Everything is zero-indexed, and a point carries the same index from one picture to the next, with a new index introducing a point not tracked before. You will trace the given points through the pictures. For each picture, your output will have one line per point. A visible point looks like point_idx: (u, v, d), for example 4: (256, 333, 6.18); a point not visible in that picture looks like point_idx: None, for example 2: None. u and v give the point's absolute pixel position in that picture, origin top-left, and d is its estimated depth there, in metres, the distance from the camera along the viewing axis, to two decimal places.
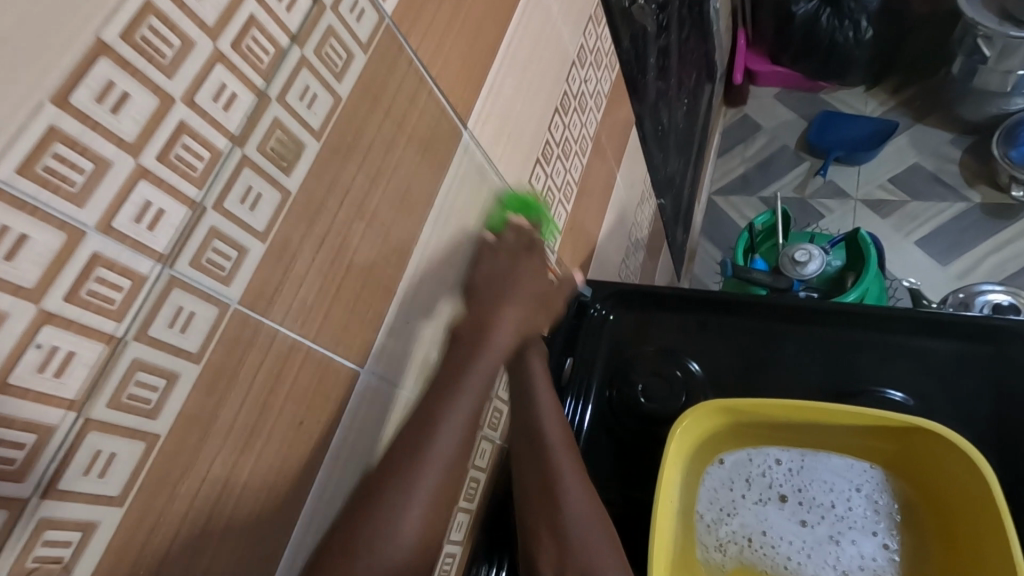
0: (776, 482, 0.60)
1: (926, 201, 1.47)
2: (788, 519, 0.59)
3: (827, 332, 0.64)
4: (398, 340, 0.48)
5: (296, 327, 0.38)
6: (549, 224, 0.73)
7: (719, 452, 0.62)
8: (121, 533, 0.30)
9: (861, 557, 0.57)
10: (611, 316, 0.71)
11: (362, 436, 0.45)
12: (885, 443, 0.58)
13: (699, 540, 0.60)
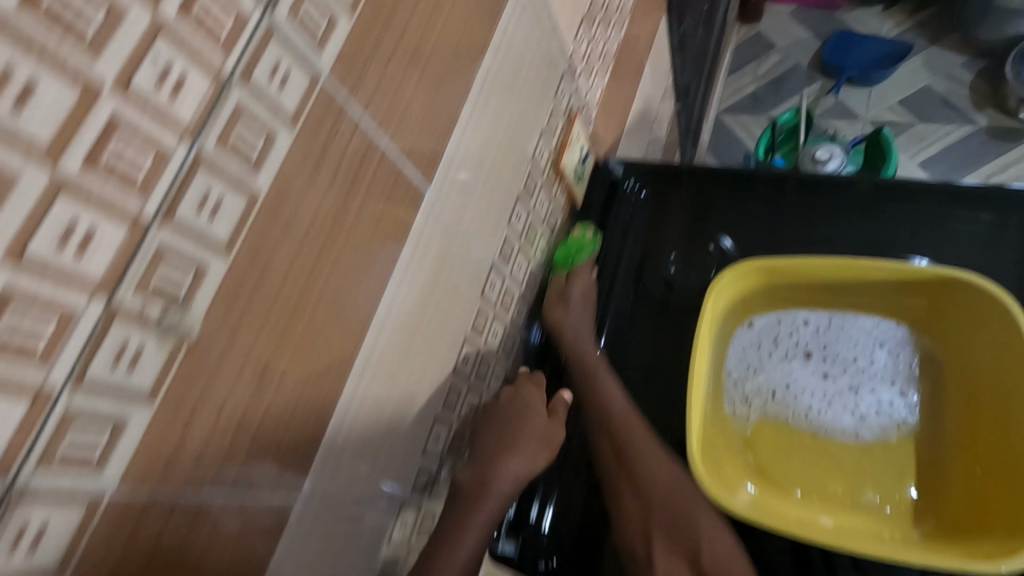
0: (801, 343, 0.63)
1: (946, 122, 1.20)
2: (810, 373, 0.63)
3: (866, 172, 0.60)
4: (429, 252, 0.44)
5: (327, 230, 0.34)
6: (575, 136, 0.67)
7: (750, 301, 0.64)
8: (152, 434, 0.27)
9: (880, 404, 0.61)
10: (644, 192, 0.66)
11: (391, 343, 0.41)
12: (913, 299, 0.59)
13: (727, 385, 0.63)
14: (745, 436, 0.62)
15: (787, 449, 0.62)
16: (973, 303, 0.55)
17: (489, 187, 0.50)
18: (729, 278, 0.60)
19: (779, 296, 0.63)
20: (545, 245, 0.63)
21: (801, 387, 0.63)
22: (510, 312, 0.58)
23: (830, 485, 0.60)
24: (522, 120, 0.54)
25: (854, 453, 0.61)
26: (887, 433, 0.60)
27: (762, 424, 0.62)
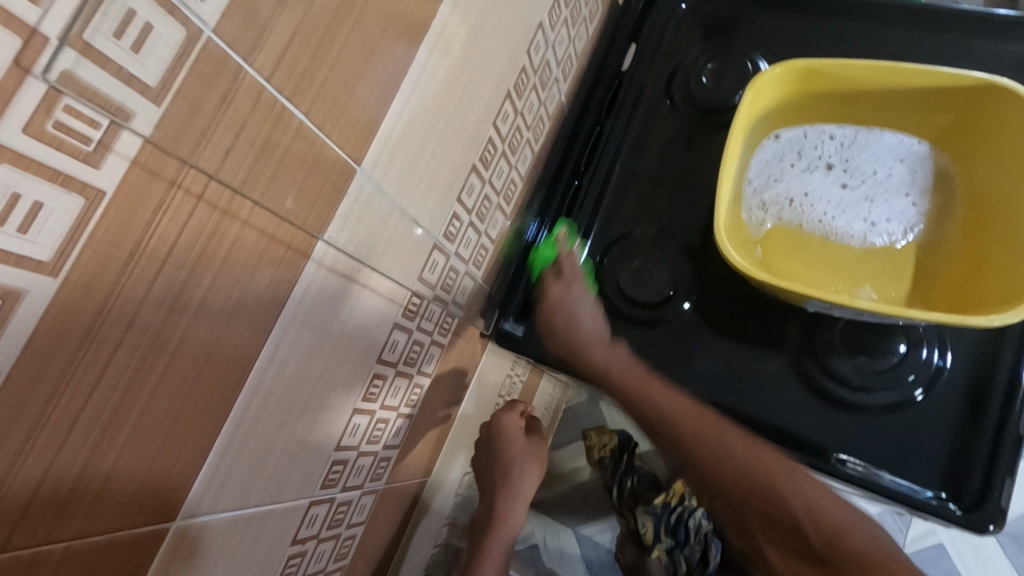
0: (826, 155, 0.63)
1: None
2: (830, 184, 0.63)
3: (896, 30, 0.67)
4: (393, 147, 0.40)
5: (285, 90, 0.30)
6: (568, 46, 0.63)
7: (788, 119, 0.65)
8: (54, 310, 0.23)
9: (892, 213, 0.61)
10: (684, 4, 0.73)
11: (362, 231, 0.40)
12: (939, 116, 0.60)
13: (748, 199, 0.64)
14: (759, 241, 0.63)
15: (796, 255, 0.62)
16: (993, 106, 0.56)
17: (474, 81, 0.48)
18: (779, 74, 0.61)
19: (816, 109, 0.63)
20: (527, 145, 0.62)
21: (820, 195, 0.63)
22: (502, 190, 0.60)
23: (835, 279, 0.61)
24: (511, 7, 0.50)
25: (861, 248, 0.61)
26: (894, 240, 0.60)
27: (777, 231, 0.63)
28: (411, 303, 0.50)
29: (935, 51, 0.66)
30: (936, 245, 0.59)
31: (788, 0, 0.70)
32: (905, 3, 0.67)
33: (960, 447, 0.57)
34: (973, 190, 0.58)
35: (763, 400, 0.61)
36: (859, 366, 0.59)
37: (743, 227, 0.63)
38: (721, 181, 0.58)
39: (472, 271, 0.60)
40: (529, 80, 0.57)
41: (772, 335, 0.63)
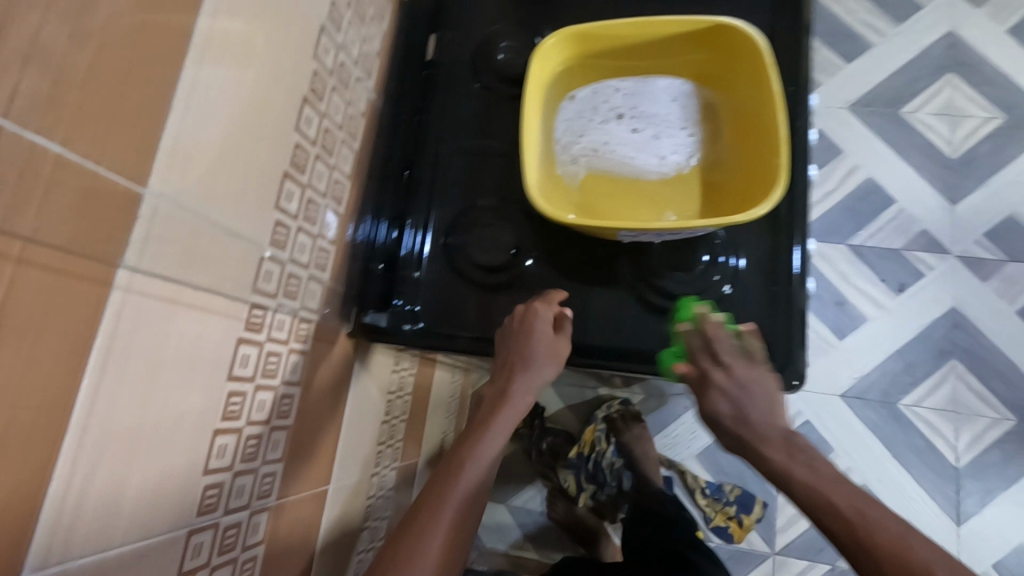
0: (614, 106, 0.72)
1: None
2: (622, 130, 0.71)
3: None
4: (183, 165, 0.42)
5: (31, 124, 0.31)
6: (362, 44, 0.66)
7: (577, 81, 0.73)
8: None
9: (676, 144, 0.70)
10: None
11: (172, 253, 0.41)
12: (693, 56, 0.70)
13: (558, 155, 0.71)
14: (575, 191, 0.70)
15: (609, 197, 0.70)
16: (726, 42, 0.67)
17: (261, 90, 0.49)
18: (556, 41, 0.68)
19: (597, 68, 0.72)
20: (343, 145, 0.65)
21: (618, 140, 0.71)
22: (326, 191, 0.62)
23: (641, 209, 0.70)
24: (283, 15, 0.52)
25: (659, 179, 0.70)
26: (682, 167, 0.70)
27: (589, 179, 0.71)
28: (253, 315, 0.51)
29: (684, 3, 0.76)
30: (715, 166, 0.69)
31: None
32: None
33: (764, 325, 0.68)
34: (731, 113, 0.69)
35: (608, 328, 0.69)
36: (678, 279, 0.69)
37: (557, 180, 0.70)
38: (526, 142, 0.65)
39: (316, 273, 0.62)
40: (326, 82, 0.59)
41: (606, 279, 0.70)
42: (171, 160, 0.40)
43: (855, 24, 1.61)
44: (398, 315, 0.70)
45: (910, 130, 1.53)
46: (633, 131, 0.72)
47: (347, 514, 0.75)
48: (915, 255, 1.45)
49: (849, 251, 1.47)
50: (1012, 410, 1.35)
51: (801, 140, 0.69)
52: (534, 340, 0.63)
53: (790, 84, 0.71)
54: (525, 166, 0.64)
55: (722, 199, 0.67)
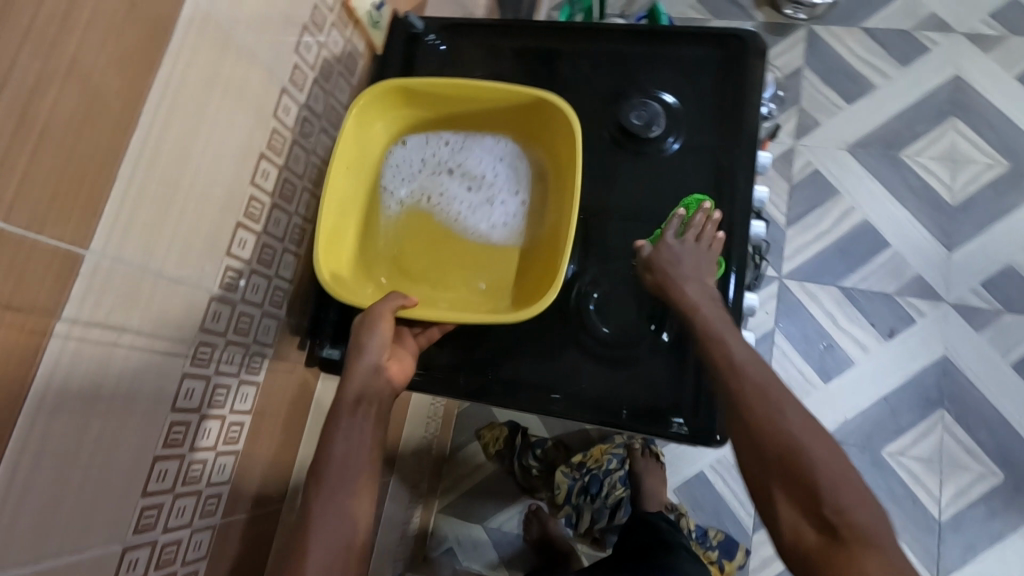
0: (483, 169, 0.77)
1: (723, 19, 1.72)
2: (461, 189, 0.76)
3: (611, 48, 0.81)
4: (128, 227, 0.47)
5: None
6: (330, 99, 0.71)
7: (412, 129, 0.78)
8: None
9: (506, 211, 0.75)
10: (442, 46, 0.84)
11: (114, 304, 0.47)
12: (519, 127, 0.76)
13: (381, 203, 0.76)
14: (398, 245, 0.75)
15: (437, 255, 0.74)
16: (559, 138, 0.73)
17: (214, 153, 0.55)
18: (373, 99, 0.73)
19: (474, 126, 0.78)
20: (305, 192, 0.70)
21: (448, 197, 0.76)
22: (284, 236, 0.67)
23: (487, 264, 0.74)
24: (237, 82, 0.56)
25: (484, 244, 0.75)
26: (511, 235, 0.75)
27: (408, 235, 0.76)
28: (198, 353, 0.57)
29: (643, 64, 0.80)
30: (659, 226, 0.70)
31: (521, 33, 0.83)
32: (615, 25, 0.81)
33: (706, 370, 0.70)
34: (561, 180, 0.73)
35: (549, 371, 0.72)
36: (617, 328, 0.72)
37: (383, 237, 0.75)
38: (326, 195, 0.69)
39: (270, 310, 0.67)
40: (285, 137, 0.65)
41: (556, 323, 0.74)
42: (115, 225, 0.46)
43: (857, 66, 1.62)
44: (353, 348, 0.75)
45: (909, 173, 1.52)
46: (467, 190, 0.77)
47: None
48: (907, 300, 1.44)
49: (839, 292, 1.47)
50: (1000, 464, 1.32)
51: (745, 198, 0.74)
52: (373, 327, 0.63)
53: (737, 144, 0.75)
54: (322, 219, 0.67)
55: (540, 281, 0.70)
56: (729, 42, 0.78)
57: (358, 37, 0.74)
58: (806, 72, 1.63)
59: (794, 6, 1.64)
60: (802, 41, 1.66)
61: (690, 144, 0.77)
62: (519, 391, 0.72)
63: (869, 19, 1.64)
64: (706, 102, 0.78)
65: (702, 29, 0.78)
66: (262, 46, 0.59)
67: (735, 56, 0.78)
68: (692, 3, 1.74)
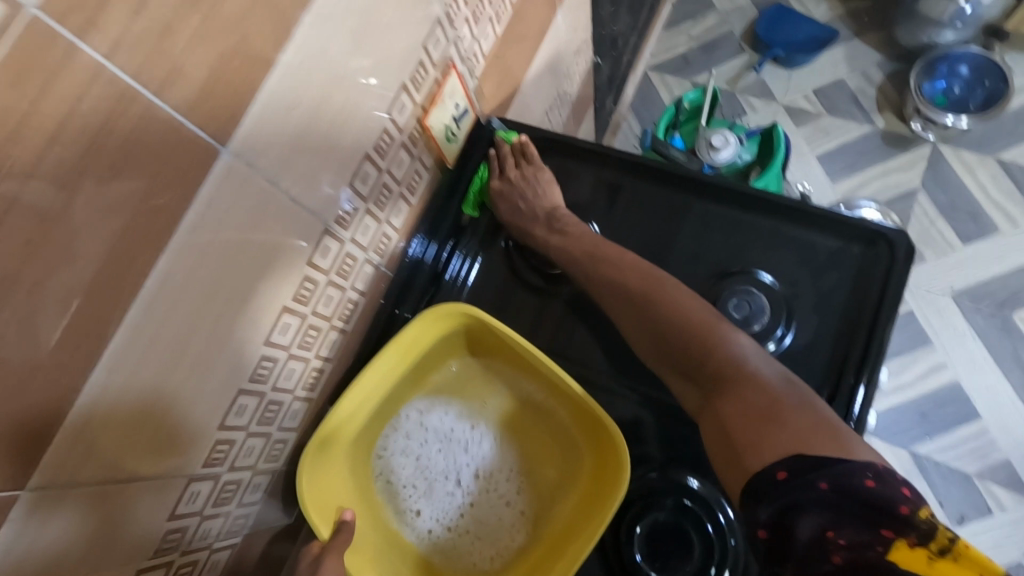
0: (458, 473, 0.66)
1: (838, 117, 1.54)
2: (450, 469, 0.67)
3: (719, 211, 0.69)
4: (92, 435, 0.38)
5: None
6: (384, 224, 0.61)
7: (451, 349, 0.69)
8: None
9: (438, 514, 0.65)
10: (522, 162, 0.74)
11: (56, 527, 0.38)
12: (555, 395, 0.66)
13: (405, 411, 0.68)
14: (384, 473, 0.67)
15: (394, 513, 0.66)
16: (600, 439, 0.63)
17: (226, 323, 0.46)
18: (449, 315, 0.64)
19: (503, 381, 0.69)
20: (331, 330, 0.59)
21: (410, 475, 0.67)
22: (295, 385, 0.56)
23: (421, 546, 0.65)
24: (271, 238, 0.47)
25: (407, 534, 0.65)
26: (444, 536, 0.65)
27: (384, 494, 0.66)
28: (163, 541, 0.48)
29: (755, 238, 0.68)
30: (703, 508, 0.60)
31: (623, 167, 0.72)
32: (728, 183, 0.69)
33: None
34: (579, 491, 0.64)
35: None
36: (660, 568, 0.59)
37: (370, 442, 0.67)
38: (359, 377, 0.62)
39: (264, 468, 0.57)
40: (318, 280, 0.54)
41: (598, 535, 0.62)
42: (73, 440, 0.37)
43: (985, 202, 1.42)
44: None
45: (1019, 341, 1.33)
46: (421, 472, 0.67)
47: None
48: (988, 487, 1.26)
49: (912, 459, 1.29)
50: None
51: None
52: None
53: (851, 372, 0.61)
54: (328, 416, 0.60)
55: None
56: (874, 241, 0.65)
57: (429, 149, 0.64)
58: (922, 196, 1.45)
59: (923, 121, 1.45)
60: (924, 159, 1.47)
61: (795, 350, 0.63)
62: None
63: (1008, 151, 1.44)
64: (822, 301, 0.64)
65: (835, 212, 0.66)
66: (308, 192, 0.49)
67: (872, 255, 0.64)
68: (806, 92, 1.57)
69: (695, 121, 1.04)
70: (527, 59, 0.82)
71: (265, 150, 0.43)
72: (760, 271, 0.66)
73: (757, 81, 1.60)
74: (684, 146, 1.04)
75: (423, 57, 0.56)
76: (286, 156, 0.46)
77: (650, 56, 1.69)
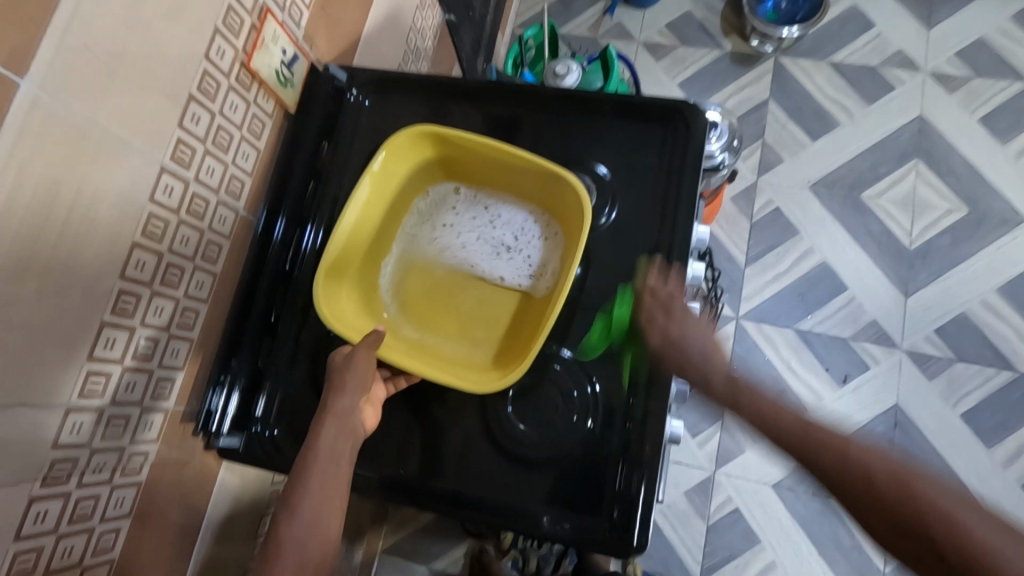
0: (491, 235, 0.74)
1: (692, 46, 1.67)
2: (481, 236, 0.74)
3: (548, 115, 0.78)
4: None
5: None
6: (230, 167, 0.66)
7: (432, 178, 0.76)
8: None
9: (496, 264, 0.73)
10: (366, 102, 0.79)
11: None
12: (525, 177, 0.71)
13: (412, 232, 0.76)
14: (416, 279, 0.75)
15: (448, 303, 0.73)
16: (568, 201, 0.69)
17: (71, 254, 0.50)
18: (406, 147, 0.71)
19: (498, 188, 0.75)
20: (196, 271, 0.64)
21: (447, 256, 0.74)
22: (169, 322, 0.61)
23: (491, 306, 0.73)
24: (98, 176, 0.51)
25: (480, 293, 0.73)
26: (505, 286, 0.73)
27: (433, 291, 0.74)
28: (52, 470, 0.52)
29: (580, 134, 0.77)
30: (569, 363, 0.70)
31: (463, 95, 0.79)
32: (549, 89, 0.77)
33: (625, 459, 0.67)
34: (566, 251, 0.70)
35: (439, 458, 0.69)
36: (534, 424, 0.69)
37: (378, 281, 0.74)
38: (351, 205, 0.68)
39: (153, 404, 0.62)
40: (168, 219, 0.59)
41: (483, 410, 0.71)
42: None
43: (825, 102, 1.59)
44: (247, 419, 0.70)
45: (870, 217, 1.50)
46: (460, 246, 0.74)
47: None
48: (862, 346, 1.43)
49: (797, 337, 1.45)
50: None
51: (673, 292, 0.69)
52: (361, 373, 0.63)
53: (667, 229, 0.72)
54: (329, 247, 0.67)
55: (514, 354, 0.68)
56: (676, 115, 0.74)
57: (261, 95, 0.69)
58: (773, 105, 1.60)
59: (760, 38, 1.61)
60: (769, 73, 1.62)
61: (623, 220, 0.74)
62: (392, 476, 0.69)
63: (837, 54, 1.61)
64: (639, 176, 0.74)
65: (641, 96, 0.75)
66: (133, 133, 0.54)
67: (675, 128, 0.74)
68: (661, 28, 1.70)
69: (542, 56, 1.13)
70: (361, 11, 0.88)
71: (69, 92, 0.48)
72: (593, 163, 0.76)
73: (616, 24, 1.71)
74: (537, 80, 1.12)
75: (231, 5, 0.61)
76: (95, 92, 0.50)
77: (516, 16, 1.77)
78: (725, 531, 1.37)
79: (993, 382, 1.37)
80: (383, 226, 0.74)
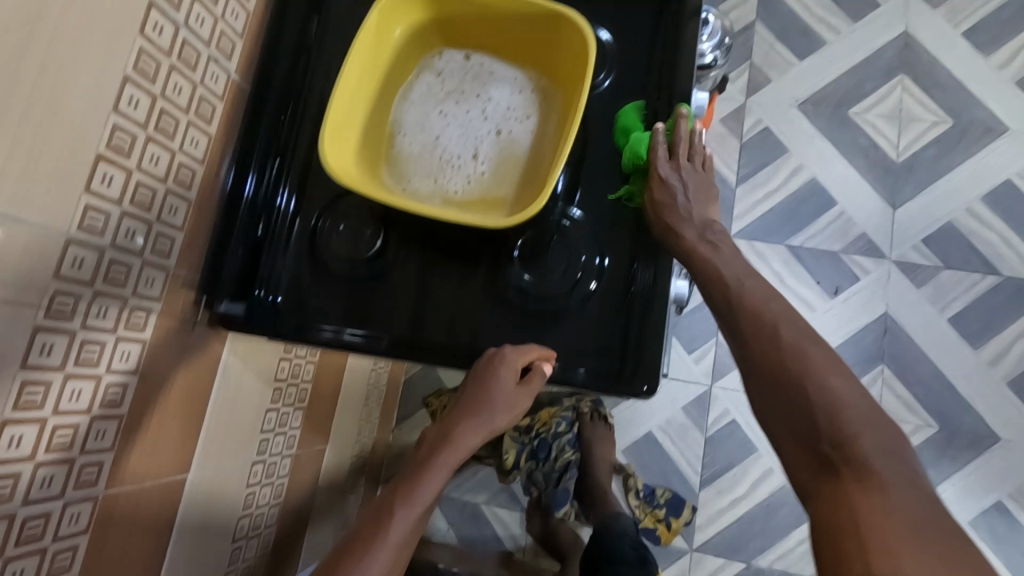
0: (487, 103, 0.71)
1: None
2: (478, 105, 0.71)
3: None
4: None
5: None
6: (218, 23, 0.64)
7: (425, 45, 0.72)
8: None
9: (492, 131, 0.70)
10: None
11: None
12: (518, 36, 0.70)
13: (409, 102, 0.71)
14: (412, 149, 0.70)
15: (447, 172, 0.69)
16: (562, 55, 0.68)
17: (63, 72, 0.47)
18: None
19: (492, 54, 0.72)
20: (191, 127, 0.62)
21: (445, 125, 0.70)
22: (166, 174, 0.60)
23: (490, 172, 0.69)
24: None
25: (479, 160, 0.69)
26: (501, 151, 0.69)
27: (430, 162, 0.69)
28: (55, 301, 0.50)
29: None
30: (576, 223, 0.71)
31: None
32: None
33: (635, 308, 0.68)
34: (562, 108, 0.69)
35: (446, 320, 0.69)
36: (540, 276, 0.69)
37: (377, 151, 0.69)
38: (354, 56, 0.64)
39: (154, 260, 0.60)
40: (159, 60, 0.56)
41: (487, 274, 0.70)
42: None
43: (810, 20, 1.59)
44: (249, 290, 0.69)
45: (857, 132, 1.51)
46: (457, 114, 0.70)
47: (214, 516, 0.75)
48: (852, 258, 1.45)
49: (788, 253, 1.47)
50: (936, 417, 1.36)
51: (674, 150, 0.71)
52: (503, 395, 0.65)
53: (666, 89, 0.73)
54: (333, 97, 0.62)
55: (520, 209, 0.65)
56: None
57: None
58: (759, 26, 1.59)
59: None
60: None
61: (621, 84, 0.74)
62: (398, 336, 0.68)
63: None
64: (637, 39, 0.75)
65: None
66: None
67: None
68: None
69: None
70: None
71: None
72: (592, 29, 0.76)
73: None
74: None
75: None
76: None
77: None
78: (722, 443, 1.40)
79: (978, 286, 1.40)
80: (381, 90, 0.69)
